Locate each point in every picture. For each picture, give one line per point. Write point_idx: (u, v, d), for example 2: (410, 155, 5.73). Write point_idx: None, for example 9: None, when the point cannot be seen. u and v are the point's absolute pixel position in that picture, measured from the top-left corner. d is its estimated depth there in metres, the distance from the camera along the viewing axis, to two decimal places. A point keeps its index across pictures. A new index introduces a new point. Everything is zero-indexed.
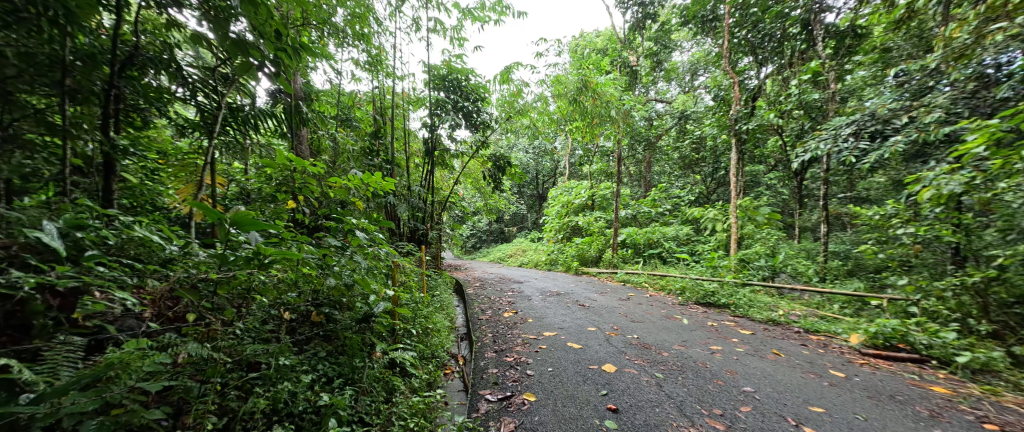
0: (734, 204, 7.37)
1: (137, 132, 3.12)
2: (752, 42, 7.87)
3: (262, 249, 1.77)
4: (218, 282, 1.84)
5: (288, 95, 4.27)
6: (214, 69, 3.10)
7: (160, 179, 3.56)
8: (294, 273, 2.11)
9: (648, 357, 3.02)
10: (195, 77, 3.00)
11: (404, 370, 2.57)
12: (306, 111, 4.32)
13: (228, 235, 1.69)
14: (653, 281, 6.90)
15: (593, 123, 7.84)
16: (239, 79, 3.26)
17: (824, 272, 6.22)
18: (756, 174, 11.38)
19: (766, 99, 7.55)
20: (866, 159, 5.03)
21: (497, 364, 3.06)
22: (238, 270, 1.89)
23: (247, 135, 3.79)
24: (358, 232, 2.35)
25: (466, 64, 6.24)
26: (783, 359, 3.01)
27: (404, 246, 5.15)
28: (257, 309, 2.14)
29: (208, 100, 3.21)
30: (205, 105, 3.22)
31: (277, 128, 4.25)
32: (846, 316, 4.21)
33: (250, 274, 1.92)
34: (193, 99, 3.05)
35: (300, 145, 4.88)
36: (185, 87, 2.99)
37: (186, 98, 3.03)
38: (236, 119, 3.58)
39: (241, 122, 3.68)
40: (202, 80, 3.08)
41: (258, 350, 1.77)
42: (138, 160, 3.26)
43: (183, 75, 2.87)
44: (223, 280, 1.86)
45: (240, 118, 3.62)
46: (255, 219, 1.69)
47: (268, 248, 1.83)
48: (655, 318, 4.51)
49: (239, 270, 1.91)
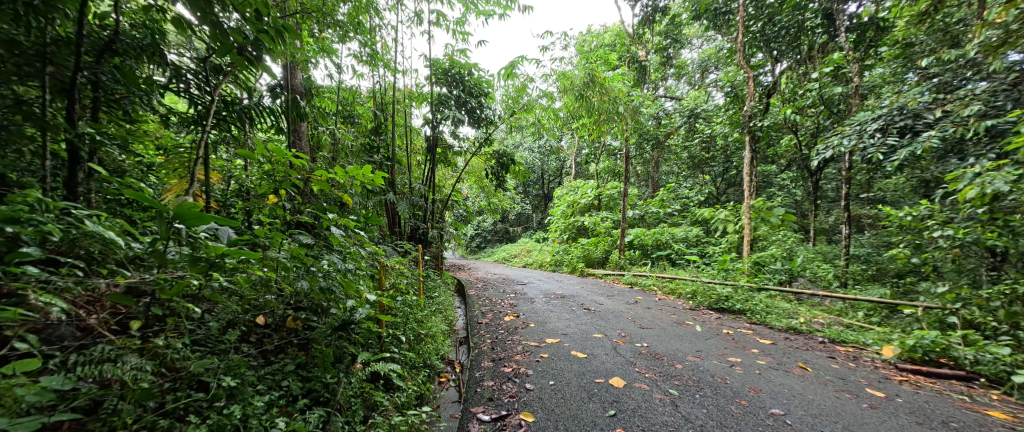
0: (747, 205, 7.04)
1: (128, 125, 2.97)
2: (768, 35, 7.47)
3: (211, 247, 1.52)
4: (172, 286, 1.63)
5: (286, 89, 4.04)
6: (207, 60, 2.95)
7: (156, 174, 3.41)
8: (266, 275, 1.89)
9: (660, 370, 2.74)
10: (186, 69, 2.89)
11: (389, 383, 2.32)
12: (303, 104, 4.10)
13: (172, 231, 1.45)
14: (662, 284, 6.60)
15: (600, 120, 7.28)
16: (232, 70, 3.08)
17: (844, 276, 5.89)
18: (769, 174, 11.03)
19: (781, 96, 7.23)
20: (894, 157, 4.58)
21: (494, 375, 2.80)
22: (194, 271, 1.68)
23: (247, 130, 3.59)
24: (336, 231, 2.10)
25: (469, 58, 6.01)
26: (811, 374, 2.72)
27: (402, 246, 4.91)
28: (220, 315, 1.91)
29: (203, 93, 3.07)
30: (198, 98, 3.08)
31: (275, 124, 4.06)
32: (874, 325, 3.91)
33: (210, 275, 1.71)
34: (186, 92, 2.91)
35: (300, 141, 4.61)
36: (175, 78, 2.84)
37: (177, 90, 2.93)
38: (231, 113, 3.38)
39: (239, 116, 3.47)
40: (196, 73, 2.95)
41: (205, 366, 1.53)
42: (131, 154, 3.10)
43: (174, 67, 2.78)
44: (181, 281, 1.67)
45: (236, 112, 3.41)
46: (200, 212, 1.45)
47: (221, 247, 1.58)
48: (665, 324, 4.22)
49: (198, 271, 1.70)
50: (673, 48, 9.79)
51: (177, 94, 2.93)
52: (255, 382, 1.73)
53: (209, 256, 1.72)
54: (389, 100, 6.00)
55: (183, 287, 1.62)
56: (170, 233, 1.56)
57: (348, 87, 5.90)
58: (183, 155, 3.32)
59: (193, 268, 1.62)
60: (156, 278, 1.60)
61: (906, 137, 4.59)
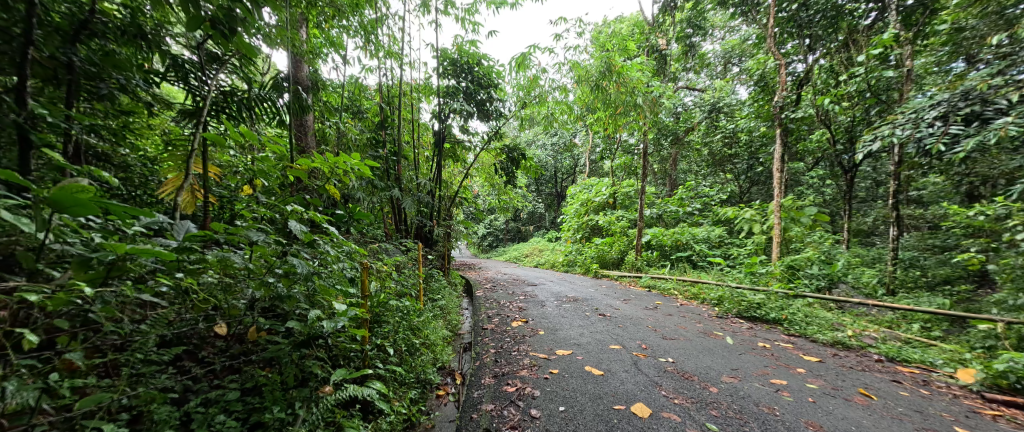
0: (778, 203, 6.48)
1: (129, 120, 2.80)
2: (799, 19, 6.73)
3: (103, 243, 1.24)
4: (53, 297, 1.23)
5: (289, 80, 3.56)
6: (202, 47, 2.68)
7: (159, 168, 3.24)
8: (184, 280, 1.53)
9: (690, 395, 2.32)
10: (185, 60, 2.67)
11: (368, 408, 1.97)
12: (307, 96, 3.81)
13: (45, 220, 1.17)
14: (684, 288, 6.09)
15: (618, 112, 6.61)
16: (227, 58, 2.81)
17: (892, 283, 5.30)
18: (798, 172, 10.34)
19: (815, 86, 6.62)
20: (958, 148, 4.00)
21: (495, 396, 2.41)
22: (76, 278, 1.28)
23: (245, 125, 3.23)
24: (292, 226, 1.73)
25: (477, 46, 5.64)
26: (878, 403, 2.26)
27: (403, 244, 4.56)
28: (154, 327, 1.56)
29: (201, 85, 2.82)
30: (196, 90, 2.84)
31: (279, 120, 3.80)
32: (938, 341, 3.40)
33: (107, 282, 1.34)
34: (182, 83, 2.70)
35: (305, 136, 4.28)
36: (173, 70, 2.66)
37: (173, 81, 2.70)
38: (230, 105, 3.08)
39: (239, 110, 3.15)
40: (191, 62, 2.71)
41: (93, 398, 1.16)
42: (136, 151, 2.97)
43: (171, 56, 2.55)
44: (76, 287, 1.29)
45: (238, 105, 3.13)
46: (83, 200, 1.19)
47: (120, 246, 1.29)
48: (690, 334, 3.77)
49: (85, 278, 1.32)
50: (696, 36, 9.14)
51: (173, 85, 2.69)
52: (178, 418, 1.37)
53: (115, 257, 1.36)
54: (396, 93, 5.64)
55: (66, 298, 1.23)
56: (44, 228, 1.24)
57: (355, 80, 5.60)
58: (179, 142, 2.92)
59: (78, 274, 1.26)
60: (25, 288, 1.19)
61: (973, 125, 3.98)
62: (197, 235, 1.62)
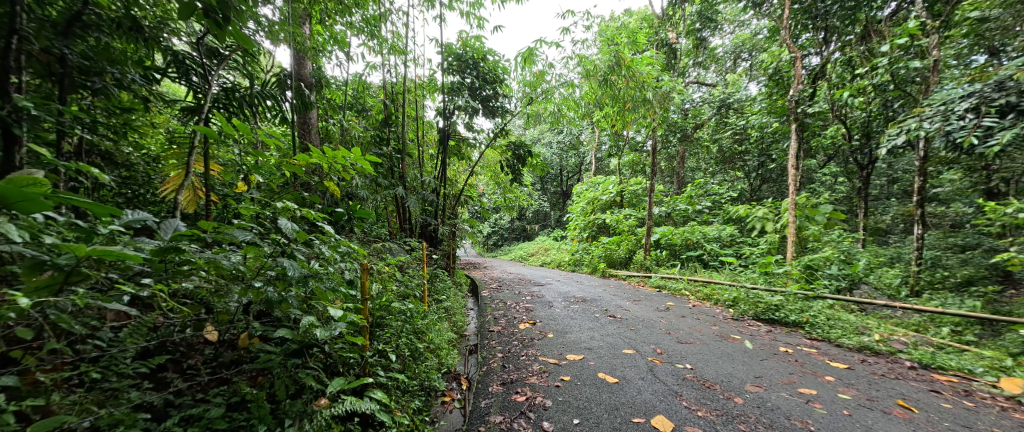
0: (794, 201, 6.26)
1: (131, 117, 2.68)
2: (816, 10, 6.40)
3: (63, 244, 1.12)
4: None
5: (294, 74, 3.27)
6: (202, 41, 2.53)
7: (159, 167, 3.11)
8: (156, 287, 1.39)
9: (714, 406, 2.16)
10: (186, 55, 2.51)
11: (367, 420, 1.83)
12: (312, 94, 3.63)
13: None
14: (696, 288, 5.91)
15: (626, 108, 6.41)
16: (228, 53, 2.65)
17: (916, 284, 5.06)
18: (810, 170, 10.07)
19: (832, 80, 6.39)
20: (993, 141, 3.78)
21: (504, 406, 2.26)
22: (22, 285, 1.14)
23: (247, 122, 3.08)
24: (280, 224, 1.60)
25: (483, 40, 5.49)
26: (920, 418, 2.09)
27: (408, 243, 4.41)
28: (130, 336, 1.43)
29: (202, 82, 2.66)
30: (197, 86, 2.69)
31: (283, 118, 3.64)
32: (972, 346, 3.21)
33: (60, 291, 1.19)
34: (183, 80, 2.55)
35: (309, 133, 4.14)
36: (173, 65, 2.51)
37: (175, 78, 2.55)
38: (232, 102, 2.93)
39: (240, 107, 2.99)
40: (191, 57, 2.56)
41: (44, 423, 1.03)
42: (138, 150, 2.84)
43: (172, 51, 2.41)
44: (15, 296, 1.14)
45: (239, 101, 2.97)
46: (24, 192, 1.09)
47: (83, 247, 1.17)
48: (707, 338, 3.59)
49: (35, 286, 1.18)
50: (707, 30, 8.91)
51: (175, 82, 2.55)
52: None
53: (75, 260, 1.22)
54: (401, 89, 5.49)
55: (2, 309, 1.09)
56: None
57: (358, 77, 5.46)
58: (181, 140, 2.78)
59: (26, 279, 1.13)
60: None
61: (1008, 117, 3.75)
62: (183, 235, 1.48)
